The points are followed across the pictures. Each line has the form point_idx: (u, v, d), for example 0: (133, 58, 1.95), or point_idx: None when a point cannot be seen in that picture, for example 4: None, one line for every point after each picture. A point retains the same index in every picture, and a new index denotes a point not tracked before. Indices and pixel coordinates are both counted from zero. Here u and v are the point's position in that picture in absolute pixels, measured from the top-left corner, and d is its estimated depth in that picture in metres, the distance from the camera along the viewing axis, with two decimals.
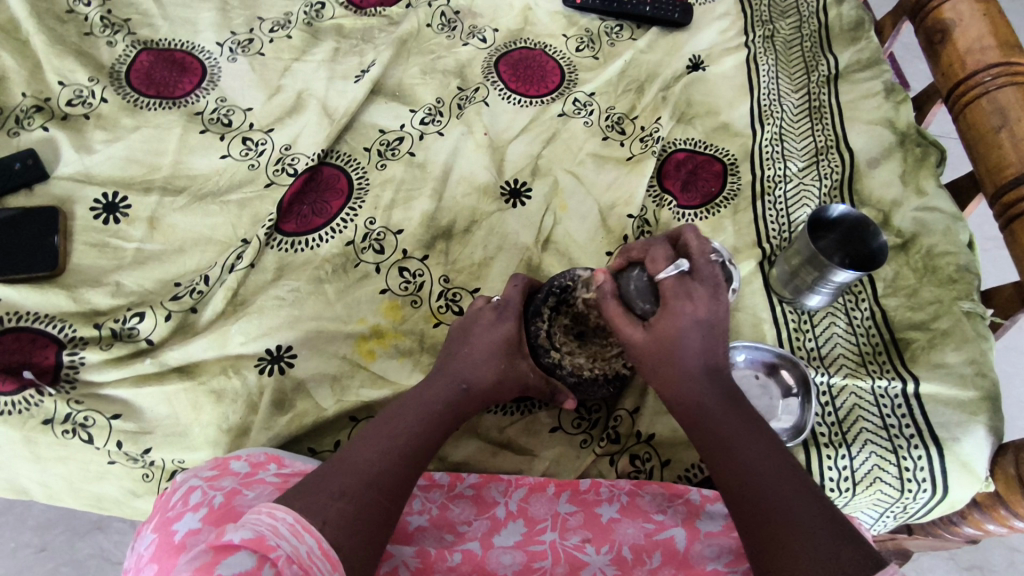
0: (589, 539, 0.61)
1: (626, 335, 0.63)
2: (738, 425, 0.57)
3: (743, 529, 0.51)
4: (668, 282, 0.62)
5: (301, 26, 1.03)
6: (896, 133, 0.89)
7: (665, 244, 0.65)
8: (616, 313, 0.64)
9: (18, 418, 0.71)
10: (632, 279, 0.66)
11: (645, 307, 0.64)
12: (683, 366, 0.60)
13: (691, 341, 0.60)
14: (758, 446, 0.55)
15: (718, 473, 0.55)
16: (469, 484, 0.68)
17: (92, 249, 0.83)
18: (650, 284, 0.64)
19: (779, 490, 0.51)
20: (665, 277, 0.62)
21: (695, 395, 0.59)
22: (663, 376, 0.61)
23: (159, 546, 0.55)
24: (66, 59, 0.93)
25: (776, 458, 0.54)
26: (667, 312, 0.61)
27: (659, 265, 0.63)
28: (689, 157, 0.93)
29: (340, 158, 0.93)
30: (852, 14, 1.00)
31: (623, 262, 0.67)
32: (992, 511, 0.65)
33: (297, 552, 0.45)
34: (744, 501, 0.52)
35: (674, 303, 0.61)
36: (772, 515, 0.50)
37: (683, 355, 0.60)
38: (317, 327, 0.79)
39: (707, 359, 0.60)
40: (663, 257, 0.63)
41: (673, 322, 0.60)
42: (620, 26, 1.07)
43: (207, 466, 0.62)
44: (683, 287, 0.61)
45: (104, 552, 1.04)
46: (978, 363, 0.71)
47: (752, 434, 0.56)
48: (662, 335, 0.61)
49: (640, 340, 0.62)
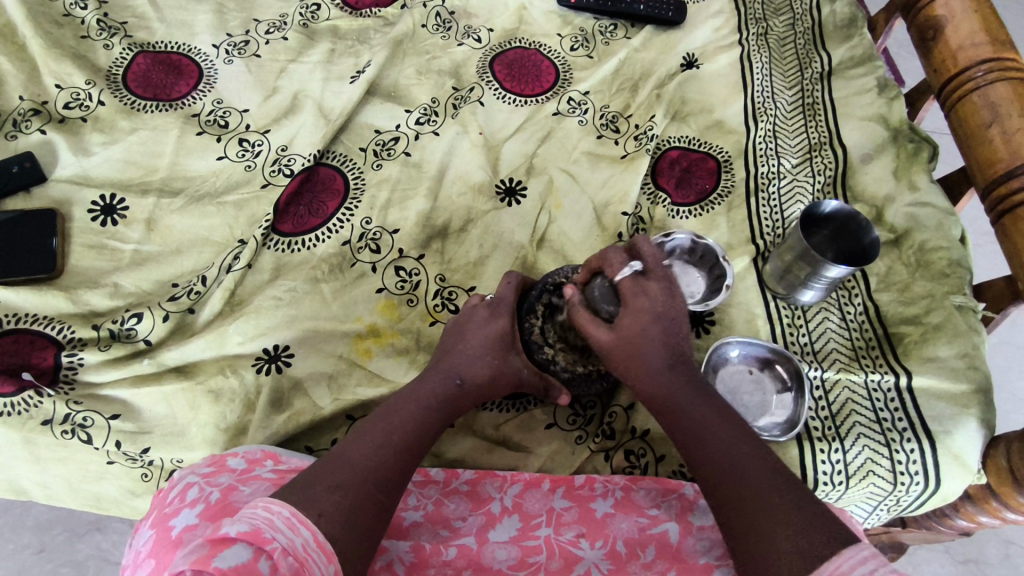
0: (583, 534, 0.61)
1: (595, 337, 0.65)
2: (709, 412, 0.57)
3: (722, 517, 0.52)
4: (626, 281, 0.64)
5: (296, 27, 1.04)
6: (888, 129, 0.89)
7: (620, 249, 0.68)
8: (582, 317, 0.67)
9: (17, 419, 0.71)
10: (596, 286, 0.69)
11: (610, 310, 0.67)
12: (650, 363, 0.61)
13: (655, 334, 0.62)
14: (727, 434, 0.55)
15: (694, 464, 0.56)
16: (465, 480, 0.69)
17: (90, 250, 0.84)
18: (611, 288, 0.67)
19: (749, 473, 0.52)
20: (621, 278, 0.65)
21: (666, 388, 0.60)
22: (634, 372, 0.62)
23: (156, 542, 0.55)
24: (63, 62, 0.94)
25: (746, 442, 0.55)
26: (628, 310, 0.63)
27: (614, 267, 0.66)
28: (683, 155, 0.93)
29: (336, 159, 0.93)
30: (845, 11, 1.00)
31: (586, 272, 0.70)
32: (984, 505, 0.66)
33: (292, 545, 0.46)
34: (717, 489, 0.53)
35: (633, 302, 0.63)
36: (745, 499, 0.50)
37: (648, 349, 0.62)
38: (314, 326, 0.80)
39: (673, 351, 0.62)
40: (618, 259, 0.66)
41: (635, 319, 0.63)
42: (614, 25, 1.07)
43: (205, 464, 0.63)
44: (638, 286, 0.64)
45: (105, 552, 1.05)
46: (970, 356, 0.71)
47: (722, 420, 0.57)
48: (626, 332, 0.63)
49: (607, 340, 0.64)
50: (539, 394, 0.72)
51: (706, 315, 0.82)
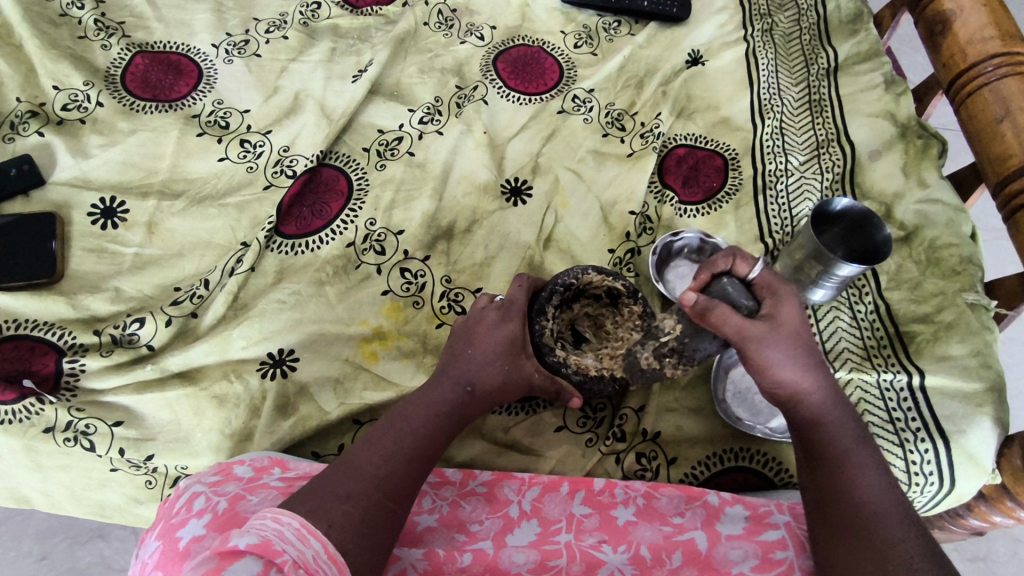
0: (605, 539, 0.61)
1: (745, 329, 0.57)
2: (845, 431, 0.57)
3: (843, 538, 0.53)
4: (764, 275, 0.62)
5: (297, 26, 1.03)
6: (897, 125, 0.88)
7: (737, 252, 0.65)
8: (728, 311, 0.59)
9: (19, 427, 0.70)
10: (726, 284, 0.62)
11: (749, 304, 0.60)
12: (798, 363, 0.57)
13: (807, 330, 0.59)
14: (861, 453, 0.56)
15: (817, 472, 0.57)
16: (481, 482, 0.67)
17: (90, 254, 0.83)
18: (745, 285, 0.62)
19: (886, 506, 0.53)
20: (759, 274, 0.62)
21: (810, 392, 0.58)
22: (776, 369, 0.57)
23: (163, 553, 0.54)
24: (60, 63, 0.92)
25: (880, 472, 0.55)
26: (779, 301, 0.60)
27: (748, 265, 0.63)
28: (690, 153, 0.92)
29: (339, 159, 0.92)
30: (850, 6, 0.99)
31: (708, 273, 0.64)
32: (999, 505, 0.63)
33: (302, 558, 0.45)
34: (838, 503, 0.54)
35: (786, 296, 0.60)
36: (882, 534, 0.51)
37: (797, 349, 0.58)
38: (319, 330, 0.79)
39: (818, 355, 0.59)
40: (748, 259, 0.64)
41: (791, 313, 0.59)
42: (618, 21, 1.06)
43: (211, 472, 0.62)
44: (777, 283, 0.62)
45: (106, 559, 1.04)
46: (983, 355, 0.70)
47: (858, 442, 0.57)
48: (784, 324, 0.58)
49: (762, 331, 0.57)
50: (550, 397, 0.71)
51: None
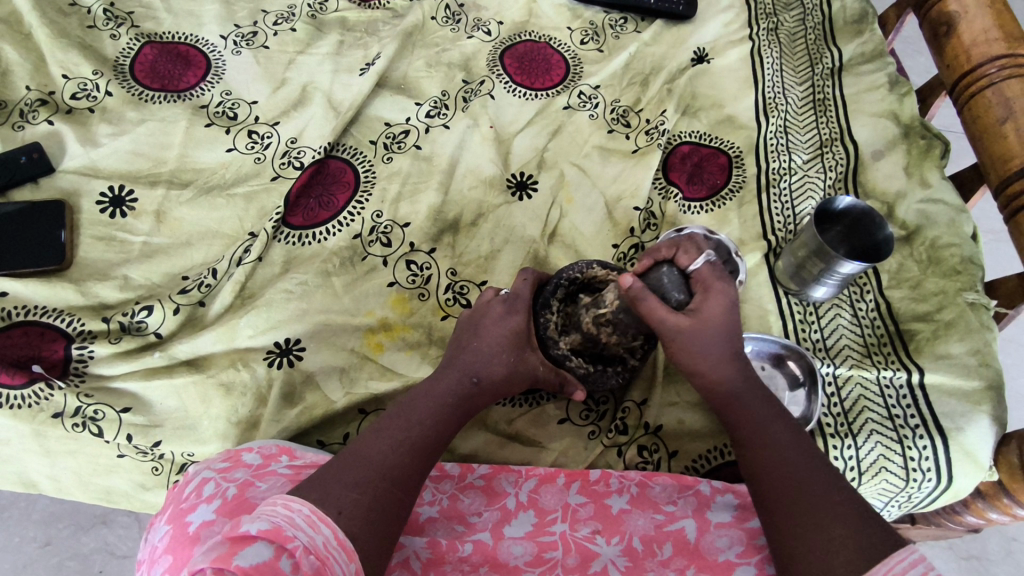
0: (600, 530, 0.61)
1: (668, 324, 0.61)
2: (766, 412, 0.60)
3: (769, 509, 0.54)
4: (703, 270, 0.63)
5: (305, 18, 1.03)
6: (900, 125, 0.89)
7: (689, 240, 0.67)
8: (655, 306, 0.61)
9: (28, 412, 0.71)
10: (661, 274, 0.65)
11: (680, 298, 0.63)
12: (715, 353, 0.61)
13: (730, 324, 0.61)
14: (780, 429, 0.58)
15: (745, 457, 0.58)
16: (480, 475, 0.68)
17: (99, 242, 0.83)
18: (681, 276, 0.64)
19: (806, 470, 0.54)
20: (698, 267, 0.63)
21: (728, 380, 0.61)
22: (696, 358, 0.62)
23: (173, 538, 0.55)
24: (70, 52, 0.93)
25: (801, 444, 0.57)
26: (709, 295, 0.61)
27: (691, 257, 0.64)
28: (694, 150, 0.93)
29: (346, 152, 0.93)
30: (855, 7, 1.00)
31: (651, 259, 0.66)
32: (995, 501, 0.65)
33: (313, 543, 0.46)
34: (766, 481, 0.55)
35: (716, 288, 0.62)
36: (802, 495, 0.52)
37: (715, 340, 0.61)
38: (325, 320, 0.80)
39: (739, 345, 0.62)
40: (693, 249, 0.65)
41: (716, 307, 0.61)
42: (624, 19, 1.07)
43: (219, 459, 0.63)
44: (717, 275, 0.63)
45: (109, 545, 1.05)
46: (982, 353, 0.71)
47: (777, 420, 0.59)
48: (710, 319, 0.61)
49: (684, 325, 0.61)
50: (554, 390, 0.71)
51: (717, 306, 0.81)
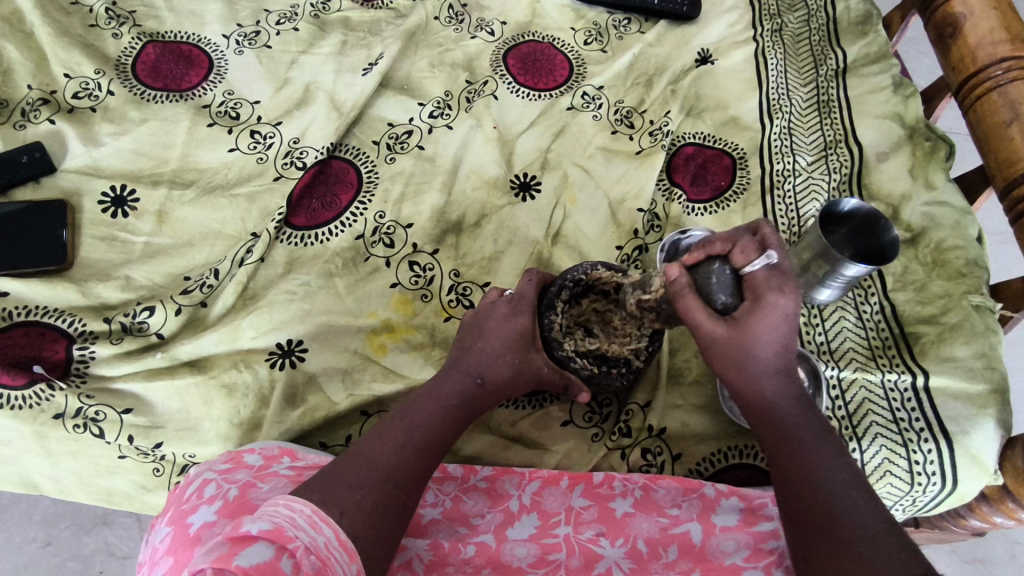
0: (603, 533, 0.61)
1: (706, 329, 0.60)
2: (804, 426, 0.58)
3: (799, 531, 0.53)
4: (758, 275, 0.58)
5: (307, 18, 1.03)
6: (905, 127, 0.89)
7: (750, 236, 0.61)
8: (692, 306, 0.60)
9: (29, 412, 0.70)
10: (711, 271, 0.60)
11: (725, 301, 0.59)
12: (759, 364, 0.59)
13: (780, 336, 0.58)
14: (816, 442, 0.57)
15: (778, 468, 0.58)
16: (482, 476, 0.68)
17: (101, 242, 0.83)
18: (733, 277, 0.60)
19: (842, 493, 0.53)
20: (753, 270, 0.58)
21: (769, 393, 0.60)
22: (739, 369, 0.60)
23: (174, 539, 0.55)
24: (71, 51, 0.93)
25: (837, 458, 0.56)
26: (758, 306, 0.58)
27: (748, 256, 0.59)
28: (698, 151, 0.93)
29: (349, 152, 0.92)
30: (860, 8, 1.00)
31: (703, 252, 0.61)
32: (1000, 505, 0.64)
33: (315, 544, 0.45)
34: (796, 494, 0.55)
35: (768, 297, 0.57)
36: (832, 522, 0.51)
37: (760, 353, 0.59)
38: (327, 321, 0.79)
39: (789, 358, 0.60)
40: (752, 247, 0.59)
41: (762, 317, 0.57)
42: (628, 19, 1.06)
43: (221, 460, 0.62)
44: (777, 281, 0.58)
45: (110, 546, 1.04)
46: (988, 356, 0.71)
47: (816, 435, 0.58)
48: (753, 331, 0.58)
49: (721, 335, 0.59)
50: (558, 391, 0.71)
51: None
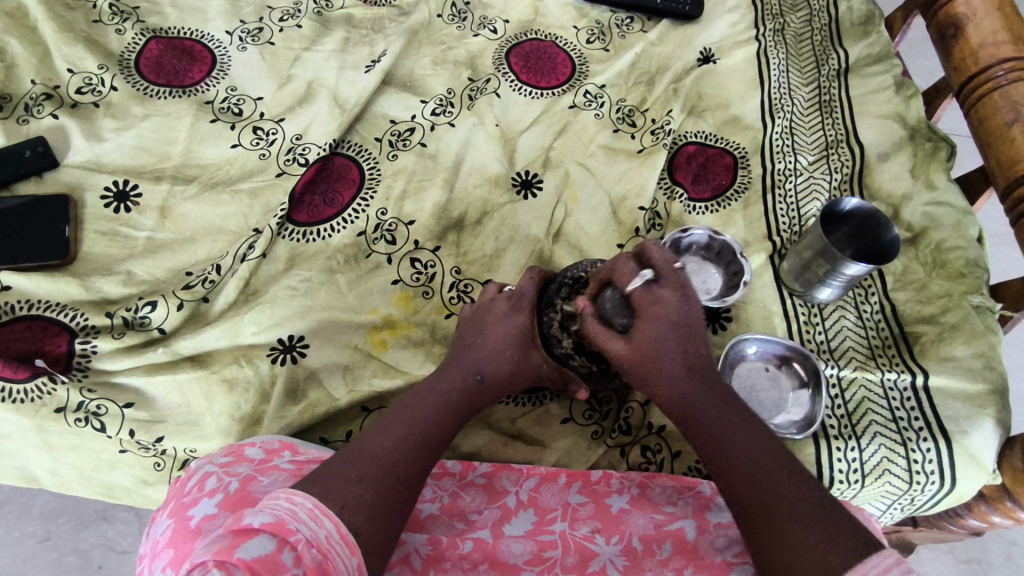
0: (599, 529, 0.61)
1: (611, 350, 0.65)
2: (733, 420, 0.58)
3: (743, 526, 0.53)
4: (638, 292, 0.64)
5: (311, 15, 1.03)
6: (906, 127, 0.89)
7: (631, 256, 0.67)
8: (597, 332, 0.66)
9: (31, 406, 0.70)
10: (606, 297, 0.67)
11: (623, 322, 0.66)
12: (668, 373, 0.62)
13: (672, 344, 0.63)
14: (746, 434, 0.57)
15: (715, 469, 0.57)
16: (480, 473, 0.69)
17: (103, 237, 0.83)
18: (622, 299, 0.66)
19: (780, 482, 0.52)
20: (632, 289, 0.64)
21: (688, 397, 0.60)
22: (657, 379, 0.62)
23: (174, 531, 0.55)
24: (75, 46, 0.93)
25: (770, 447, 0.56)
26: (643, 322, 0.63)
27: (625, 277, 0.65)
28: (700, 150, 0.93)
29: (351, 149, 0.92)
30: (862, 8, 1.00)
31: (595, 282, 0.68)
32: (998, 504, 0.65)
33: (315, 537, 0.45)
34: (737, 491, 0.54)
35: (647, 311, 0.63)
36: (774, 512, 0.51)
37: (666, 359, 0.62)
38: (329, 317, 0.80)
39: (698, 359, 0.63)
40: (630, 268, 0.65)
41: (649, 330, 0.63)
42: (631, 18, 1.06)
43: (222, 454, 0.63)
44: (651, 294, 0.63)
45: (110, 541, 1.05)
46: (987, 356, 0.71)
47: (743, 426, 0.58)
48: (646, 346, 0.63)
49: (624, 353, 0.64)
50: (558, 388, 0.71)
51: (722, 312, 0.81)
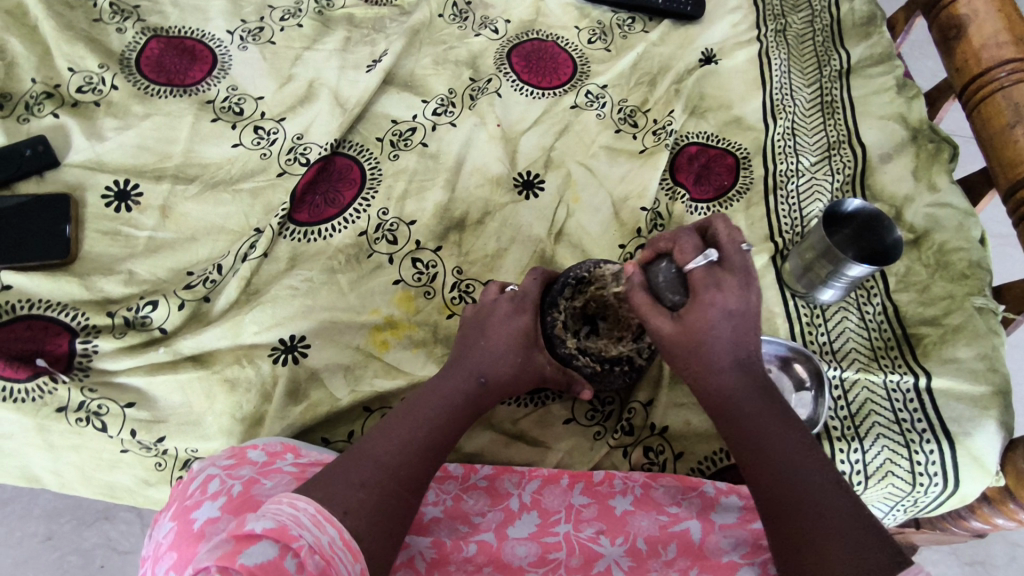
0: (603, 531, 0.61)
1: (655, 326, 0.59)
2: (770, 418, 0.56)
3: (772, 529, 0.53)
4: (698, 274, 0.57)
5: (312, 14, 1.03)
6: (908, 128, 0.89)
7: (692, 232, 0.61)
8: (643, 304, 0.60)
9: (31, 406, 0.70)
10: (660, 270, 0.61)
11: (674, 299, 0.59)
12: (715, 362, 0.57)
13: (726, 332, 0.57)
14: (782, 435, 0.56)
15: (748, 467, 0.56)
16: (483, 475, 0.68)
17: (104, 237, 0.83)
18: (678, 275, 0.60)
19: (815, 490, 0.52)
20: (693, 268, 0.58)
21: (730, 388, 0.57)
22: (699, 366, 0.58)
23: (178, 534, 0.55)
24: (75, 45, 0.93)
25: (805, 450, 0.55)
26: (697, 303, 0.57)
27: (687, 255, 0.59)
28: (702, 150, 0.93)
29: (352, 149, 0.92)
30: (864, 9, 1.00)
31: (651, 252, 0.63)
32: (1002, 507, 0.64)
33: (318, 543, 0.45)
34: (770, 494, 0.53)
35: (705, 294, 0.56)
36: (808, 521, 0.51)
37: (717, 347, 0.57)
38: (330, 317, 0.79)
39: (747, 350, 0.58)
40: (691, 246, 0.59)
41: (704, 314, 0.56)
42: (632, 18, 1.06)
43: (225, 455, 0.62)
44: (713, 278, 0.57)
45: (111, 541, 1.04)
46: (990, 358, 0.71)
47: (781, 425, 0.56)
48: (696, 329, 0.57)
49: (668, 332, 0.59)
50: (561, 388, 0.71)
51: None
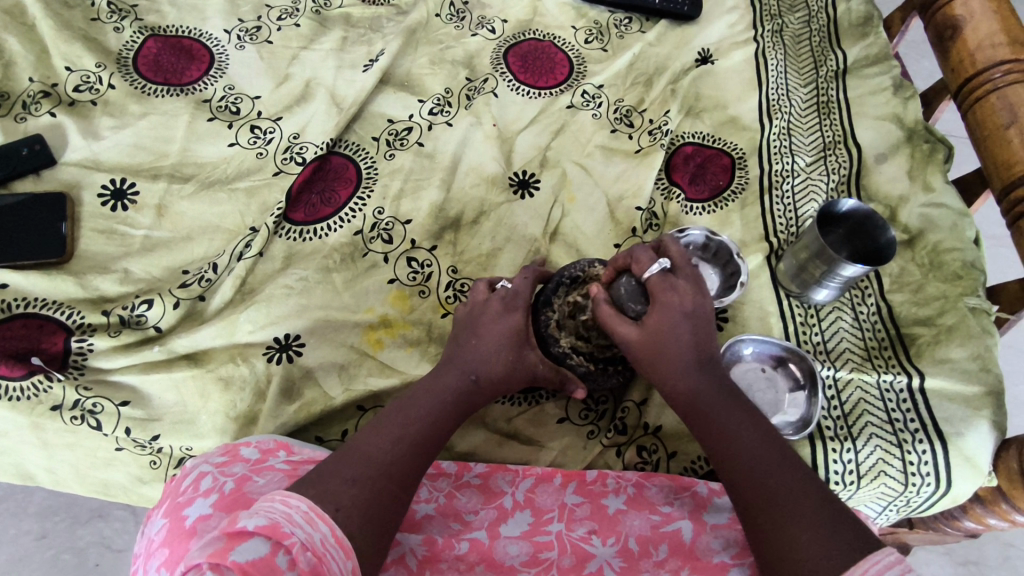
0: (595, 530, 0.61)
1: (622, 336, 0.63)
2: (739, 417, 0.57)
3: (747, 525, 0.52)
4: (654, 279, 0.62)
5: (309, 14, 1.03)
6: (904, 129, 0.89)
7: (647, 247, 0.66)
8: (608, 315, 0.64)
9: (27, 404, 0.71)
10: (621, 284, 0.66)
11: (636, 309, 0.64)
12: (677, 364, 0.60)
13: (685, 335, 0.60)
14: (751, 432, 0.56)
15: (720, 467, 0.55)
16: (476, 473, 0.69)
17: (100, 235, 0.83)
18: (638, 286, 0.65)
19: (785, 482, 0.51)
20: (649, 276, 0.62)
21: (696, 390, 0.59)
22: (663, 371, 0.61)
23: (170, 531, 0.55)
24: (73, 44, 0.93)
25: (775, 446, 0.55)
26: (656, 309, 0.61)
27: (643, 265, 0.64)
28: (697, 150, 0.93)
29: (348, 148, 0.93)
30: (860, 9, 1.00)
31: (611, 269, 0.68)
32: (994, 507, 0.65)
33: (310, 540, 0.45)
34: (740, 490, 0.53)
35: (661, 298, 0.61)
36: (777, 512, 0.50)
37: (678, 351, 0.60)
38: (325, 316, 0.80)
39: (709, 352, 0.60)
40: (646, 257, 0.64)
41: (662, 317, 0.60)
42: (629, 18, 1.06)
43: (218, 453, 0.63)
44: (667, 283, 0.61)
45: (106, 539, 1.05)
46: (983, 358, 0.71)
47: (750, 423, 0.56)
48: (657, 332, 0.61)
49: (634, 339, 0.63)
50: (555, 388, 0.71)
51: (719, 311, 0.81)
